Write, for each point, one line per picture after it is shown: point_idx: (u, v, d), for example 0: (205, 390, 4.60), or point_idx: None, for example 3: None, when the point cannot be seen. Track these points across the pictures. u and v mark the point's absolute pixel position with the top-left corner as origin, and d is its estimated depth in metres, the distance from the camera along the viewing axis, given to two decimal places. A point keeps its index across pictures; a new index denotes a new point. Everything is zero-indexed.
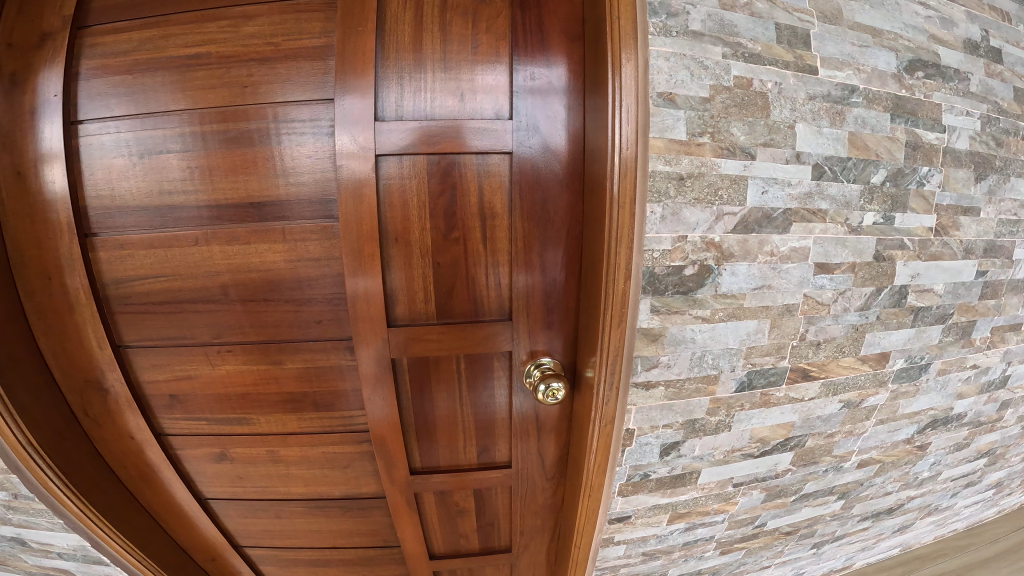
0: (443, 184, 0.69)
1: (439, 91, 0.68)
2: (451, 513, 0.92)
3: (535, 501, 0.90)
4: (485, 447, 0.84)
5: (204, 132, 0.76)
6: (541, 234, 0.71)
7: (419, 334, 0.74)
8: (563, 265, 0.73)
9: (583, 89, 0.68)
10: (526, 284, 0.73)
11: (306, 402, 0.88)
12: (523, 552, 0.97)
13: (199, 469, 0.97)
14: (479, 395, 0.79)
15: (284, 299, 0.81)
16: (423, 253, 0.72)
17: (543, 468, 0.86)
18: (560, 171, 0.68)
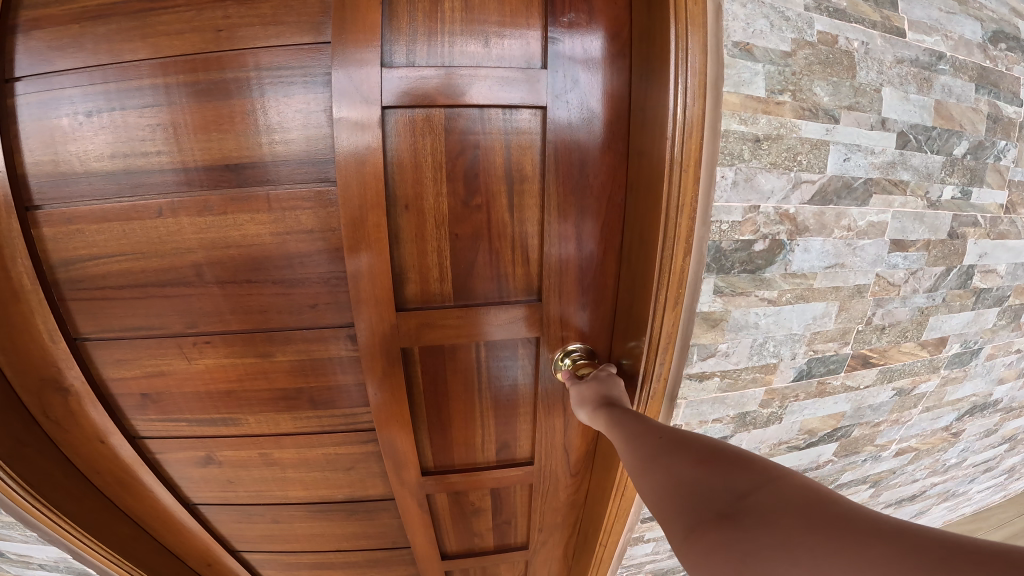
0: (463, 144, 0.64)
1: (458, 36, 0.61)
2: (465, 513, 0.98)
3: (554, 500, 0.94)
4: (505, 443, 0.86)
5: (168, 84, 0.64)
6: (578, 202, 0.68)
7: (433, 317, 0.71)
8: (600, 237, 0.71)
9: (629, 40, 0.64)
10: (559, 255, 0.70)
11: (302, 398, 0.81)
12: (540, 548, 1.05)
13: (183, 473, 0.92)
14: (500, 377, 0.78)
15: (271, 280, 0.71)
16: (437, 225, 0.67)
17: (567, 463, 0.88)
18: (602, 136, 0.65)
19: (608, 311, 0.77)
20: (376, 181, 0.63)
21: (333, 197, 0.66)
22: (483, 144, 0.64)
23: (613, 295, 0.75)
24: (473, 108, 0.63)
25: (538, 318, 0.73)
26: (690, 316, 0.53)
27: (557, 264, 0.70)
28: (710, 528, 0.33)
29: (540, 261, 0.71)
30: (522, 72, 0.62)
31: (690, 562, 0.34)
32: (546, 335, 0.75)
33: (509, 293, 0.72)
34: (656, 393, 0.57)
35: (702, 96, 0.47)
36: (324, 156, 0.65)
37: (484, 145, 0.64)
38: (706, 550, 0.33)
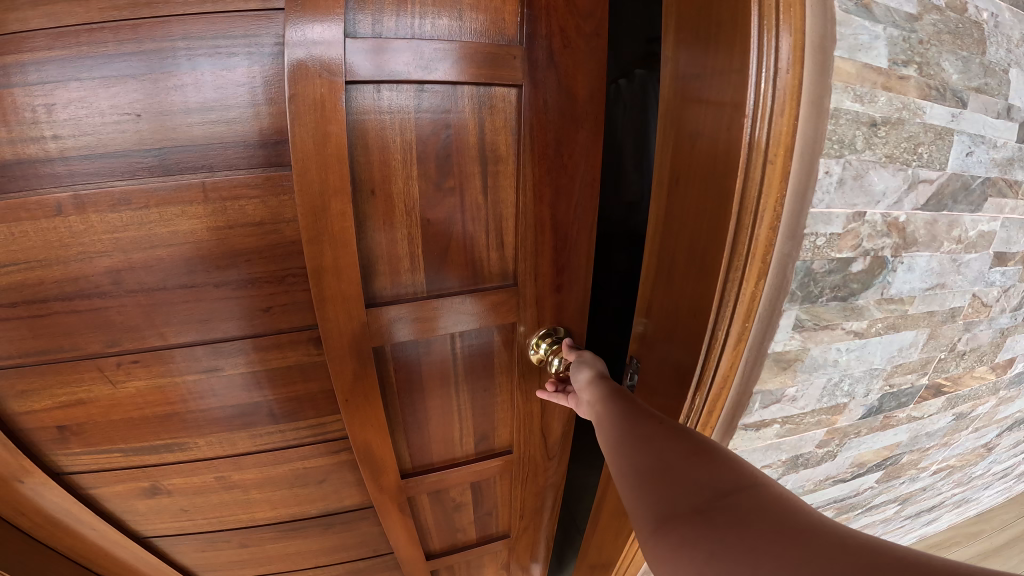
0: (435, 123, 0.63)
1: (429, 8, 0.59)
2: (448, 510, 1.00)
3: (533, 483, 1.00)
4: (484, 436, 0.91)
5: (65, 56, 0.51)
6: (554, 178, 0.71)
7: (407, 310, 0.71)
8: (575, 214, 0.74)
9: (597, 15, 0.66)
10: (533, 232, 0.73)
11: (259, 414, 0.73)
12: (521, 534, 1.09)
13: (127, 507, 0.79)
14: (476, 363, 0.81)
15: (211, 283, 0.61)
16: (405, 212, 0.67)
17: (544, 446, 0.95)
18: (574, 114, 0.69)
19: (582, 288, 0.81)
20: (337, 169, 0.59)
21: (290, 181, 0.59)
22: (456, 125, 0.64)
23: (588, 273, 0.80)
24: (444, 86, 0.62)
25: (514, 302, 0.77)
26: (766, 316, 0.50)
27: (534, 243, 0.74)
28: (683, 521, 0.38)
29: (517, 241, 0.73)
30: (499, 48, 0.62)
31: (655, 541, 0.38)
32: (521, 317, 0.79)
33: (483, 278, 0.75)
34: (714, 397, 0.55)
35: (798, 62, 0.43)
36: (275, 136, 0.56)
37: (456, 125, 0.64)
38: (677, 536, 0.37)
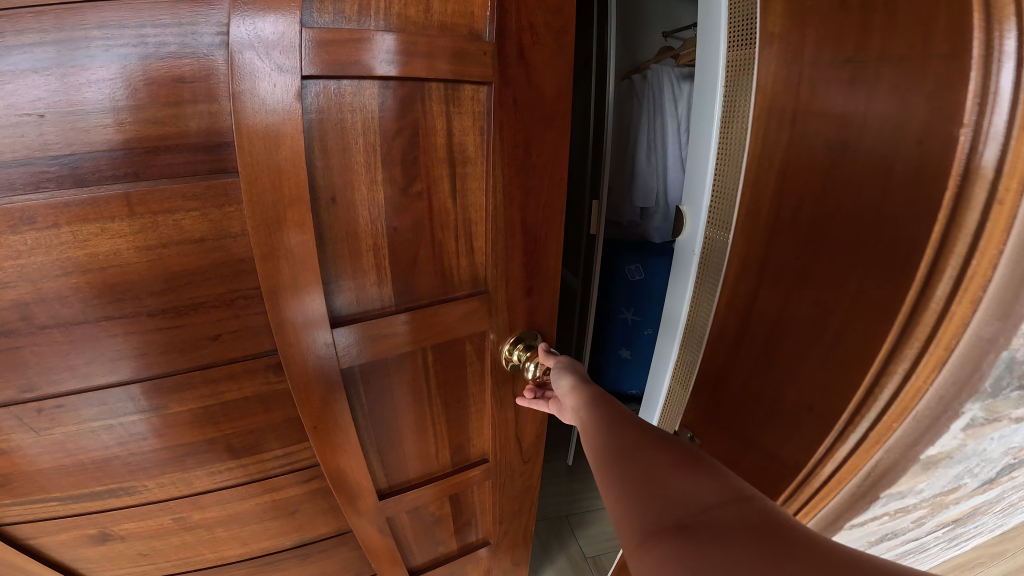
0: (400, 122, 0.60)
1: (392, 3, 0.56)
2: (429, 525, 0.96)
3: (512, 487, 0.98)
4: (460, 446, 0.88)
5: None
6: (525, 179, 0.68)
7: (382, 325, 0.66)
8: (542, 216, 0.72)
9: (567, 15, 0.65)
10: (506, 238, 0.70)
11: (216, 450, 0.67)
12: (504, 540, 1.06)
13: (75, 556, 0.70)
14: (450, 375, 0.78)
15: (152, 310, 0.54)
16: (371, 220, 0.62)
17: (519, 449, 0.93)
18: (545, 115, 0.67)
19: (552, 292, 0.78)
20: (294, 175, 0.54)
21: (238, 190, 0.53)
22: (423, 125, 0.61)
23: (556, 277, 0.78)
24: (408, 84, 0.59)
25: (487, 309, 0.73)
26: (950, 366, 0.51)
27: (505, 247, 0.70)
28: (667, 535, 0.41)
29: (489, 246, 0.70)
30: (470, 43, 0.60)
31: (640, 554, 0.41)
32: (494, 326, 0.75)
33: (453, 287, 0.71)
34: (866, 442, 0.58)
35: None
36: (214, 139, 0.50)
37: (423, 125, 0.61)
38: (659, 549, 0.40)
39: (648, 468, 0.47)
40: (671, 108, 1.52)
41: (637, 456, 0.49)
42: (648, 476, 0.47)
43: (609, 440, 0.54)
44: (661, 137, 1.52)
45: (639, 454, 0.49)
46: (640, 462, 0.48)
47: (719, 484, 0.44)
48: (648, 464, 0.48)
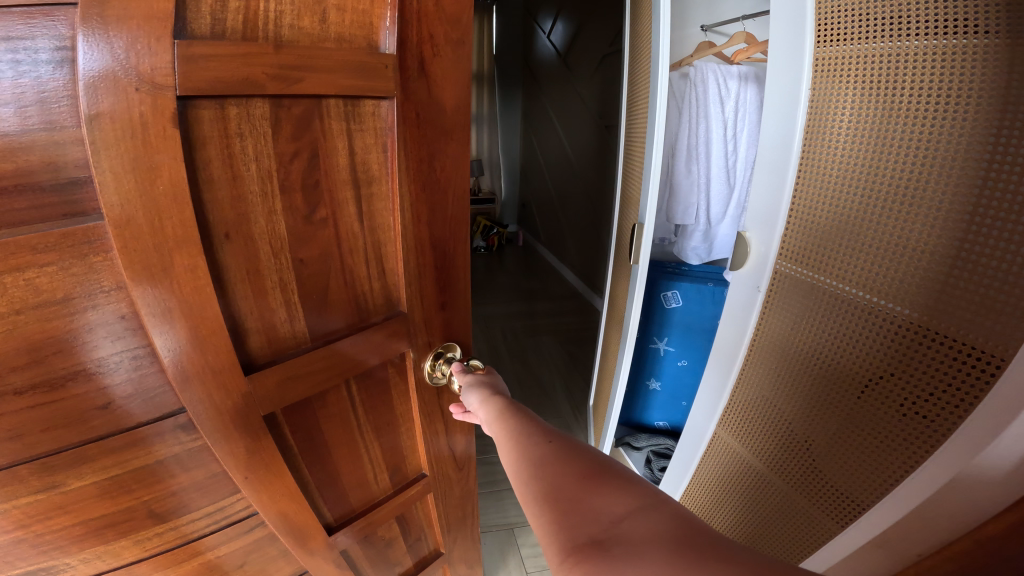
0: (298, 143, 0.55)
1: (281, 16, 0.51)
2: (381, 550, 0.92)
3: (454, 495, 0.98)
4: (397, 467, 0.85)
5: None
6: (431, 193, 0.68)
7: (300, 362, 0.62)
8: (448, 230, 0.72)
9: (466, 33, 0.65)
10: (419, 256, 0.68)
11: (136, 518, 0.60)
12: (457, 547, 1.05)
13: None
14: (378, 400, 0.76)
15: (22, 381, 0.47)
16: (274, 254, 0.57)
17: (456, 458, 0.93)
18: (445, 129, 0.67)
19: (463, 304, 0.78)
20: (177, 213, 0.49)
21: (105, 234, 0.46)
22: (324, 146, 0.57)
23: (466, 288, 0.78)
24: (306, 100, 0.54)
25: (407, 330, 0.71)
26: None
27: (416, 265, 0.69)
28: (587, 548, 0.43)
29: (405, 265, 0.67)
30: (370, 56, 0.56)
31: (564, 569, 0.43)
32: (414, 345, 0.73)
33: (369, 312, 0.67)
34: None
35: None
36: (68, 175, 0.44)
37: (325, 145, 0.57)
38: (581, 565, 0.42)
39: (564, 480, 0.49)
40: (716, 108, 1.76)
41: (551, 468, 0.51)
42: (564, 488, 0.49)
43: (526, 452, 0.55)
44: (706, 142, 1.79)
45: (555, 466, 0.51)
46: (554, 474, 0.50)
47: (629, 490, 0.47)
48: (562, 476, 0.50)
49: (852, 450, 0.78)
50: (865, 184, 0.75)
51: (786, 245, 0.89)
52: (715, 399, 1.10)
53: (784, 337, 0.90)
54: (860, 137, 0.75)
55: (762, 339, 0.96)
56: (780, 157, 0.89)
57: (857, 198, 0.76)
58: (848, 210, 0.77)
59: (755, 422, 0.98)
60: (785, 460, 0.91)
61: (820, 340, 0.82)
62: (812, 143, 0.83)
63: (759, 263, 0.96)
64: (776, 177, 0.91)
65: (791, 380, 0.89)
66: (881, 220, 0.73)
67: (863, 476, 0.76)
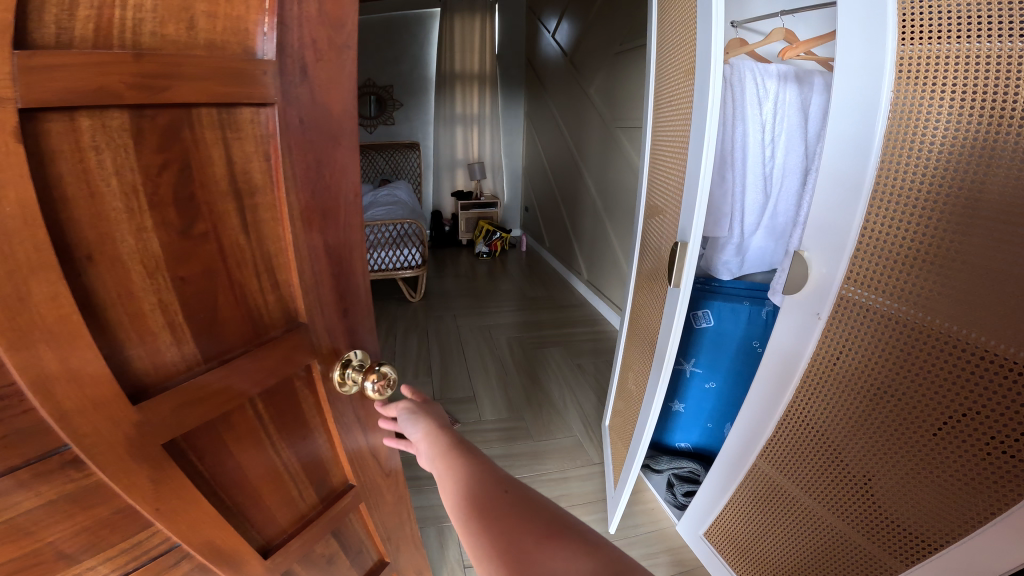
0: (165, 156, 0.52)
1: (141, 23, 0.48)
2: (321, 569, 0.89)
3: (386, 499, 0.98)
4: (322, 479, 0.83)
5: None
6: (324, 203, 0.67)
7: (197, 385, 0.58)
8: (342, 237, 0.72)
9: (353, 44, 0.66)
10: (313, 265, 0.68)
11: (46, 561, 0.53)
12: (400, 552, 1.05)
13: None
14: (290, 413, 0.74)
15: None
16: (149, 274, 0.53)
17: (380, 461, 0.93)
18: (334, 137, 0.66)
19: (362, 307, 0.80)
20: (31, 238, 0.43)
21: None
22: (197, 156, 0.54)
23: (365, 290, 0.80)
24: (173, 109, 0.51)
25: (310, 341, 0.70)
26: None
27: (313, 274, 0.68)
28: None
29: (300, 274, 0.66)
30: (249, 63, 0.54)
31: None
32: (319, 355, 0.73)
33: (265, 326, 0.65)
34: None
35: None
36: None
37: (197, 156, 0.54)
38: None
39: (518, 548, 0.59)
40: (755, 109, 1.69)
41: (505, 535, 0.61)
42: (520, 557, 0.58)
43: (481, 518, 0.64)
44: (743, 145, 1.71)
45: (507, 532, 0.61)
46: (509, 543, 0.60)
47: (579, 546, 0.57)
48: (516, 543, 0.60)
49: (923, 481, 0.98)
50: (929, 202, 0.93)
51: (853, 269, 1.07)
52: (777, 398, 1.28)
53: (855, 354, 1.08)
54: (944, 161, 0.90)
55: (829, 355, 1.13)
56: (854, 158, 1.04)
57: (933, 223, 0.93)
58: (912, 216, 0.95)
59: (823, 429, 1.16)
60: (848, 486, 1.13)
61: (897, 382, 1.01)
62: (887, 170, 0.98)
63: (821, 289, 1.13)
64: (846, 202, 1.06)
65: (865, 412, 1.07)
66: (944, 227, 0.91)
67: (926, 507, 0.99)
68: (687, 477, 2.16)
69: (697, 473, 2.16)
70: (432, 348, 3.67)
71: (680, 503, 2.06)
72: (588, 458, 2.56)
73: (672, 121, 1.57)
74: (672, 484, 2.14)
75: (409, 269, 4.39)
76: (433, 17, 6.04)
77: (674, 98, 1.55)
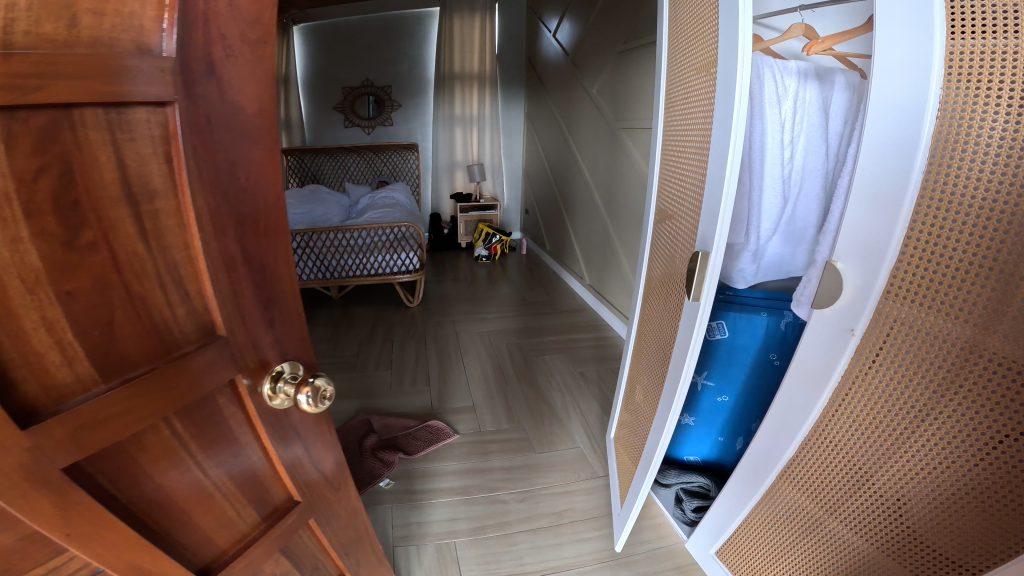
0: (41, 159, 0.45)
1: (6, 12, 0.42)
2: None
3: (337, 512, 0.93)
4: (263, 497, 0.78)
5: None
6: (235, 208, 0.63)
7: (95, 413, 0.51)
8: (261, 241, 0.68)
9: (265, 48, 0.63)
10: (227, 272, 0.63)
11: None
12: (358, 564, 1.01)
13: None
14: (217, 433, 0.68)
15: None
16: (27, 290, 0.47)
17: (326, 473, 0.88)
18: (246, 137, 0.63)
19: (291, 315, 0.76)
20: None
21: None
22: (81, 160, 0.48)
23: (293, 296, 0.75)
24: (50, 109, 0.45)
25: (230, 355, 0.64)
26: None
27: (230, 283, 0.63)
28: None
29: (215, 284, 0.61)
30: (141, 60, 0.49)
31: None
32: (242, 370, 0.67)
33: (175, 343, 0.59)
34: None
35: None
36: None
37: (81, 159, 0.48)
38: None
39: None
40: (774, 107, 1.49)
41: None
42: None
43: None
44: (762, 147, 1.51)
45: None
46: None
47: None
48: None
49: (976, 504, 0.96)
50: (986, 214, 0.86)
51: (895, 285, 0.98)
52: (804, 416, 1.21)
53: (894, 377, 1.03)
54: (999, 170, 0.84)
55: (866, 371, 1.07)
56: (893, 164, 0.94)
57: (984, 238, 0.87)
58: (966, 228, 0.89)
59: (859, 446, 1.12)
60: (888, 500, 1.10)
61: (945, 402, 0.97)
62: (933, 176, 0.90)
63: (854, 306, 1.05)
64: (885, 209, 0.97)
65: (908, 430, 1.03)
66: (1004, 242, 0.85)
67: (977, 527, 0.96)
68: (694, 492, 2.14)
69: (708, 489, 2.11)
70: (431, 355, 3.62)
71: (690, 518, 2.07)
72: (592, 471, 2.49)
73: (683, 124, 1.49)
74: (680, 500, 2.14)
75: (407, 274, 4.34)
76: (432, 17, 5.98)
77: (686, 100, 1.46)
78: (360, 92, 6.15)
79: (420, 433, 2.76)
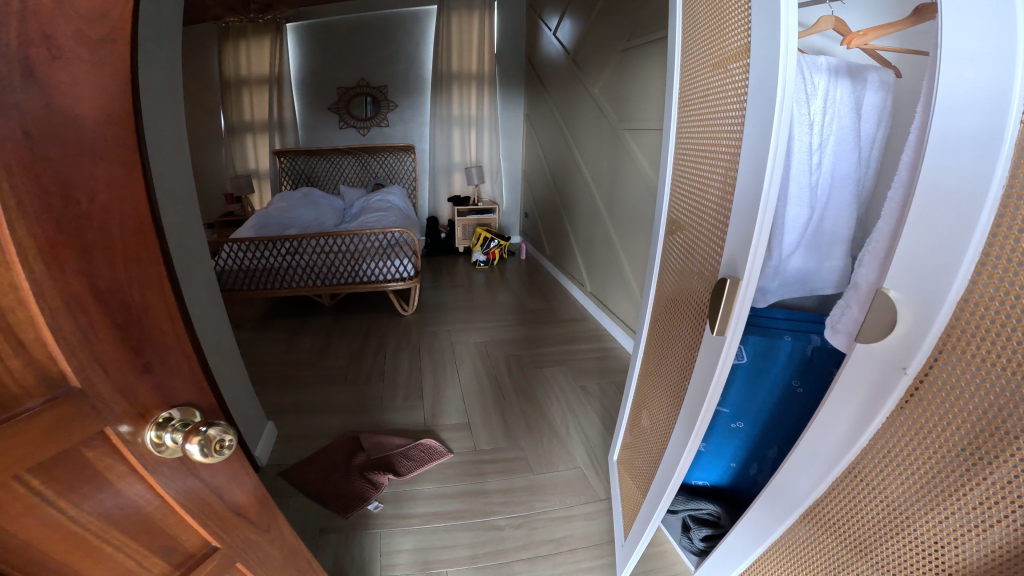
0: None
1: None
2: None
3: (264, 549, 0.85)
4: (172, 547, 0.69)
5: None
6: (82, 238, 0.53)
7: None
8: (121, 276, 0.57)
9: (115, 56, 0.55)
10: (79, 313, 0.53)
11: None
12: None
13: None
14: (99, 490, 0.57)
15: None
16: None
17: (247, 511, 0.80)
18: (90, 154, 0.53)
19: (172, 356, 0.65)
20: None
21: None
22: None
23: (172, 332, 0.65)
24: None
25: (93, 408, 0.54)
26: None
27: (81, 330, 0.53)
28: None
29: (60, 334, 0.51)
30: None
31: None
32: (114, 417, 0.56)
33: (12, 399, 0.48)
34: None
35: None
36: None
37: None
38: None
39: None
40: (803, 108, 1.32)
41: None
42: None
43: None
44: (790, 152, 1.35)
45: None
46: None
47: None
48: None
49: None
50: None
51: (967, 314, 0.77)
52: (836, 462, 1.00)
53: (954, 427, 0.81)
54: None
55: (922, 418, 0.85)
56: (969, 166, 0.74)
57: None
58: None
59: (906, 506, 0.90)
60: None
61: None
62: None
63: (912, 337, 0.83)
64: (953, 224, 0.76)
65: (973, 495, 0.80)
66: None
67: None
68: (705, 519, 1.94)
69: (719, 517, 1.92)
70: (425, 366, 3.46)
71: (698, 548, 1.89)
72: (593, 493, 2.32)
73: (698, 125, 1.33)
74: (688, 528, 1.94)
75: (398, 282, 4.18)
76: (428, 15, 5.81)
77: (701, 98, 1.30)
78: (356, 92, 5.99)
79: (411, 451, 2.60)
